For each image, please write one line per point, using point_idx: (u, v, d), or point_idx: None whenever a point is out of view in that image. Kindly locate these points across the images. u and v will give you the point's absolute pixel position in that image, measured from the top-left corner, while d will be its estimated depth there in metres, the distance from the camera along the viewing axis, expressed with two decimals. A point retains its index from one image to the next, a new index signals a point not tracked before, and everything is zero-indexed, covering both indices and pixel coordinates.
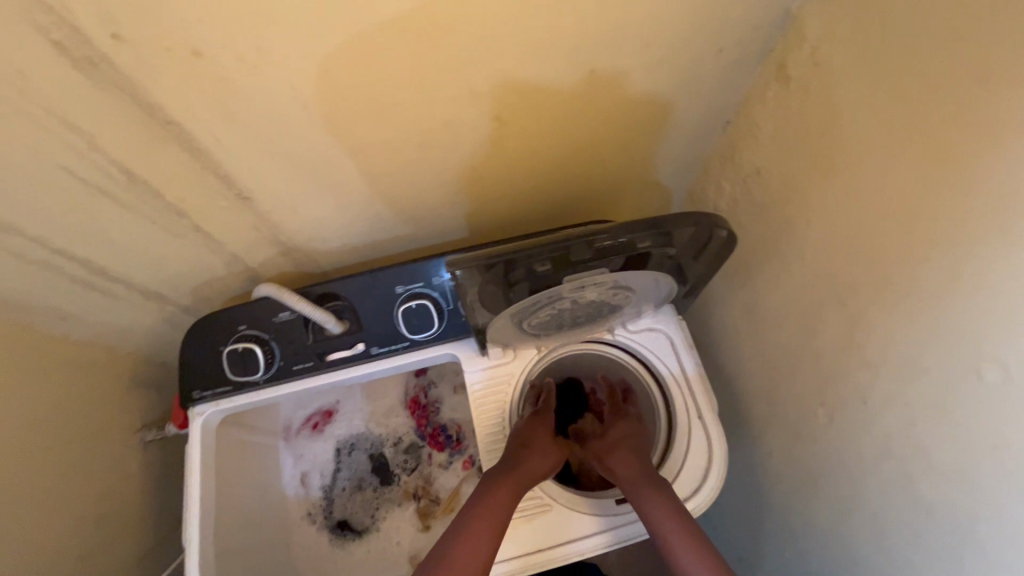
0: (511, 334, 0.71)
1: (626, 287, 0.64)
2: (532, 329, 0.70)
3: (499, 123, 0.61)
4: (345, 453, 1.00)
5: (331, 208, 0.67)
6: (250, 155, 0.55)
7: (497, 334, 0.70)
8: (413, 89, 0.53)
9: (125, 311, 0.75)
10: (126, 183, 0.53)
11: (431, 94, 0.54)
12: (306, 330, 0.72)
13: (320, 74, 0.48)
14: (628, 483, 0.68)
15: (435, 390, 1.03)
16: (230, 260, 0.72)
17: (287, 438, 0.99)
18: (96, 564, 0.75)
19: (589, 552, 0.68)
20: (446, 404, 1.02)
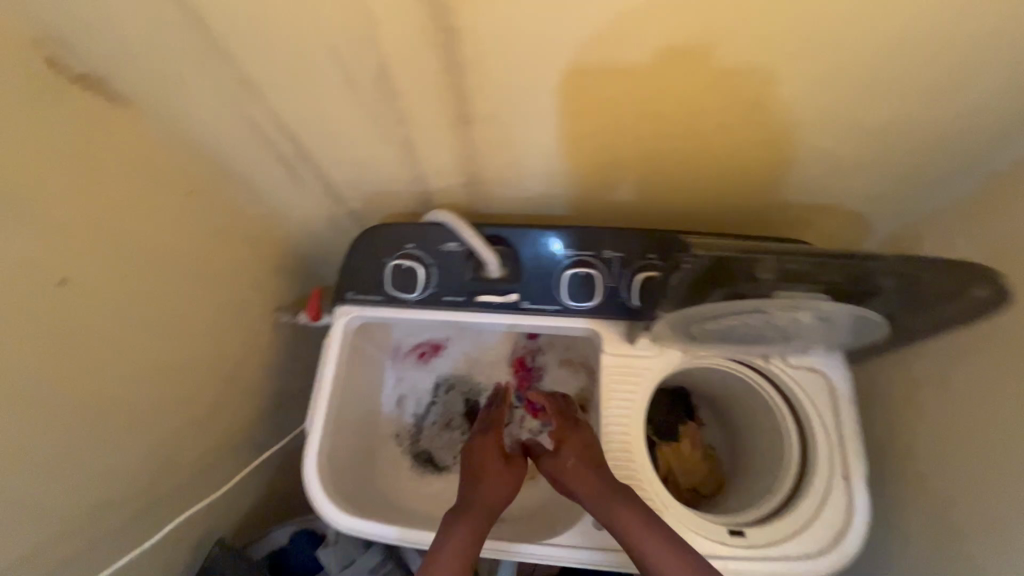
0: (671, 330, 0.67)
1: (823, 320, 0.59)
2: (695, 332, 0.67)
3: (747, 108, 0.55)
4: (443, 390, 1.02)
5: (531, 153, 0.65)
6: (496, 81, 0.54)
7: (658, 326, 0.67)
8: (684, 50, 0.49)
9: (304, 198, 0.78)
10: (373, 78, 0.53)
11: (700, 59, 0.50)
12: (467, 266, 0.72)
13: (607, 12, 0.45)
14: (595, 499, 0.64)
15: (543, 358, 1.02)
16: (414, 178, 0.72)
17: (394, 359, 1.02)
18: (219, 419, 0.81)
19: (563, 559, 0.68)
20: (551, 374, 1.01)
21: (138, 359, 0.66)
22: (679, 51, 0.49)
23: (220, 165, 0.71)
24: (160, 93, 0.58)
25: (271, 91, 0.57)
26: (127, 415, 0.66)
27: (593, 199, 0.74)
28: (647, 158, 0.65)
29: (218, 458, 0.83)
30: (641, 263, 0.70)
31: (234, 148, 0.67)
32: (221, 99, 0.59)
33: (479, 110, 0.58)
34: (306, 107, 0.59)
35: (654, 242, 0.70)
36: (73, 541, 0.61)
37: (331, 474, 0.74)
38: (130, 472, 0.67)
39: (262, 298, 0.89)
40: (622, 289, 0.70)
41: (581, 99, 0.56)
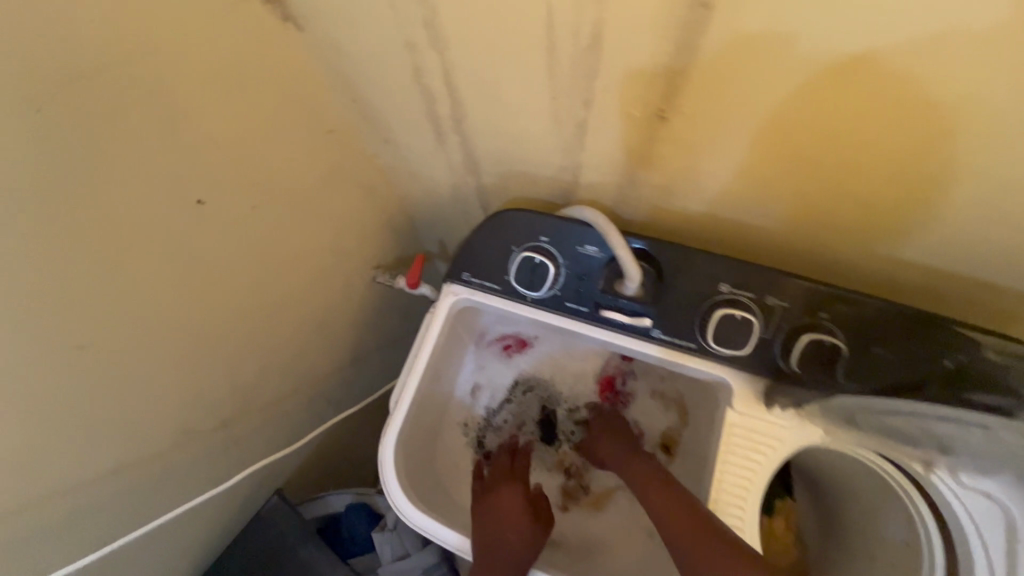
0: (851, 406, 0.57)
1: None
2: (882, 412, 0.55)
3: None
4: (521, 389, 0.94)
5: (717, 173, 0.55)
6: (718, 80, 0.43)
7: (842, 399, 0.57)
8: (995, 99, 0.37)
9: (439, 160, 0.71)
10: (578, 46, 0.45)
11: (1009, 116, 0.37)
12: (600, 275, 0.64)
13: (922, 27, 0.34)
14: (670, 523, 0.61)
15: (633, 382, 0.92)
16: (568, 167, 0.63)
17: (477, 344, 0.90)
18: (298, 363, 0.79)
19: None
20: (639, 403, 0.91)
21: (238, 293, 0.63)
22: (989, 101, 0.37)
23: (365, 109, 0.65)
24: (329, 18, 0.52)
25: (451, 39, 0.49)
26: (217, 349, 0.63)
27: (761, 239, 0.62)
28: (853, 210, 0.52)
29: (290, 406, 0.80)
30: (810, 320, 0.58)
31: (386, 94, 0.61)
32: (391, 38, 0.52)
33: (684, 109, 0.48)
34: (480, 64, 0.51)
35: (834, 299, 0.57)
36: (144, 466, 0.59)
37: (404, 464, 0.70)
38: (208, 406, 0.65)
39: (366, 253, 0.85)
40: (778, 345, 0.60)
41: (812, 124, 0.44)
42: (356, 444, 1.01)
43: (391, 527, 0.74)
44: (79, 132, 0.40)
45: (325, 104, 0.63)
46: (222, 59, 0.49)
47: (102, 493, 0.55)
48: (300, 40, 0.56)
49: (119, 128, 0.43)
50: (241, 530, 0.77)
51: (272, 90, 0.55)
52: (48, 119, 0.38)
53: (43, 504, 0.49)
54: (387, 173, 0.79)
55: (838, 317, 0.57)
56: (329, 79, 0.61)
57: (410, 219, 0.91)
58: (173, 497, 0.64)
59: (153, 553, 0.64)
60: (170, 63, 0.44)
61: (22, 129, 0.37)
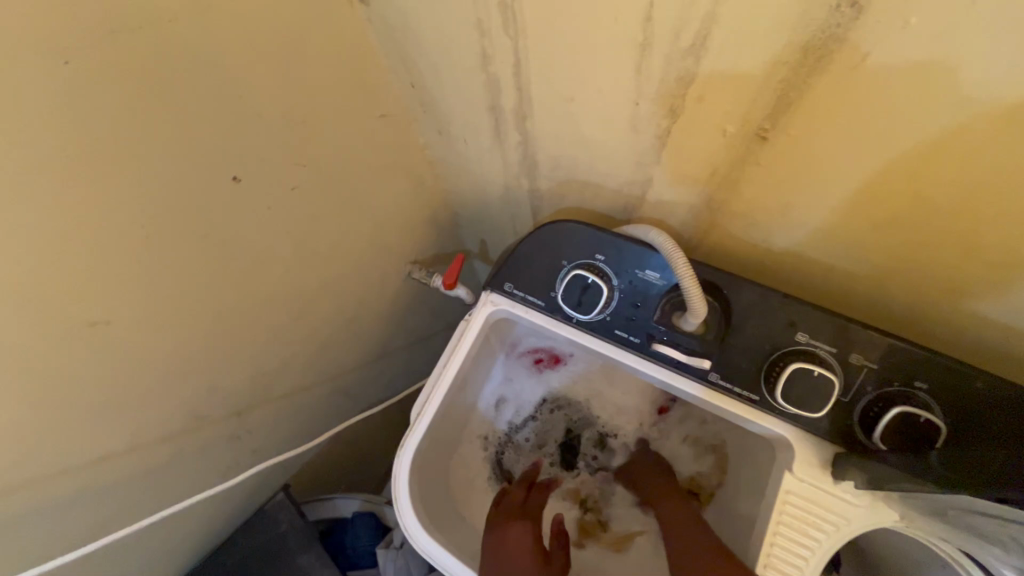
0: (927, 501, 0.49)
1: None
2: (959, 515, 0.47)
3: None
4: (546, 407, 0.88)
5: (813, 209, 0.47)
6: (846, 100, 0.36)
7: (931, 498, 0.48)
8: None
9: (494, 158, 0.66)
10: (676, 47, 0.38)
11: None
12: (657, 304, 0.58)
13: None
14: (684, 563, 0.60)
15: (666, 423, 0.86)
16: (637, 181, 0.57)
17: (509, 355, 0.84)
18: (321, 355, 0.75)
19: None
20: (668, 445, 0.86)
21: (268, 279, 0.60)
22: None
23: (424, 96, 0.60)
24: None
25: (530, 26, 0.43)
26: (240, 335, 0.60)
27: (853, 285, 0.54)
28: (984, 270, 0.43)
29: (309, 398, 0.77)
30: (901, 388, 0.50)
31: (448, 81, 0.55)
32: (461, 20, 0.46)
33: (792, 131, 0.41)
34: (558, 57, 0.45)
35: (934, 368, 0.49)
36: (152, 449, 0.56)
37: (419, 480, 0.66)
38: (224, 392, 0.62)
39: (405, 247, 0.80)
40: (858, 411, 0.52)
41: (959, 164, 0.36)
42: (372, 441, 0.97)
43: (396, 545, 0.69)
44: (115, 93, 0.37)
45: (381, 86, 0.59)
46: (277, 26, 0.44)
47: (106, 474, 0.52)
48: (364, 14, 0.51)
49: (159, 93, 0.39)
50: (245, 519, 0.74)
51: (327, 65, 0.51)
52: (81, 75, 0.34)
53: (42, 481, 0.47)
54: (436, 165, 0.74)
55: (938, 390, 0.49)
56: (388, 59, 0.56)
57: (454, 215, 0.86)
58: (180, 481, 0.61)
59: (154, 537, 0.62)
60: (221, 26, 0.40)
61: (52, 85, 0.33)
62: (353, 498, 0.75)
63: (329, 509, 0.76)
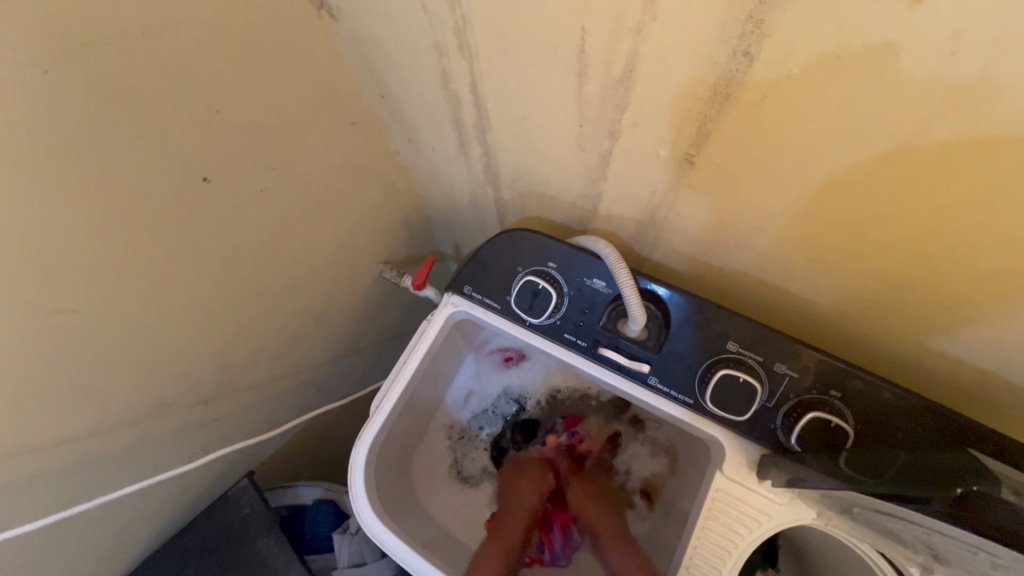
0: (838, 501, 0.52)
1: None
2: (864, 513, 0.51)
3: None
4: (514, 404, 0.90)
5: (739, 228, 0.52)
6: (756, 133, 0.40)
7: (836, 499, 0.52)
8: None
9: (460, 167, 0.69)
10: (608, 78, 0.42)
11: None
12: (603, 310, 0.62)
13: (979, 116, 0.31)
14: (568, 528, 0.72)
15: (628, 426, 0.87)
16: (588, 194, 0.60)
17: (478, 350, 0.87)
18: (290, 349, 0.78)
19: None
20: (631, 449, 0.86)
21: (237, 274, 0.63)
22: None
23: (393, 106, 0.63)
24: (364, 12, 0.50)
25: (483, 50, 0.47)
26: (208, 327, 0.63)
27: (782, 299, 0.58)
28: (889, 289, 0.48)
29: (277, 389, 0.80)
30: (817, 396, 0.54)
31: (415, 95, 0.59)
32: (422, 41, 0.50)
33: (715, 157, 0.45)
34: (510, 80, 0.49)
35: (846, 378, 0.53)
36: (118, 432, 0.59)
37: (377, 470, 0.69)
38: (191, 380, 0.65)
39: (376, 247, 0.83)
40: (779, 416, 0.56)
41: (856, 192, 0.41)
42: (340, 432, 1.01)
43: (353, 531, 0.73)
44: (88, 99, 0.40)
45: (352, 95, 0.62)
46: (248, 40, 0.48)
47: (71, 454, 0.55)
48: (335, 31, 0.54)
49: (131, 98, 0.42)
50: (209, 503, 0.77)
51: (298, 76, 0.54)
52: (57, 83, 0.37)
53: (9, 457, 0.49)
54: (408, 171, 0.78)
55: (848, 399, 0.53)
56: (358, 71, 0.60)
57: (426, 218, 0.89)
58: (144, 464, 0.64)
59: (117, 516, 0.65)
60: (193, 39, 0.44)
61: (29, 90, 0.36)
62: (315, 486, 0.79)
63: (291, 496, 0.79)
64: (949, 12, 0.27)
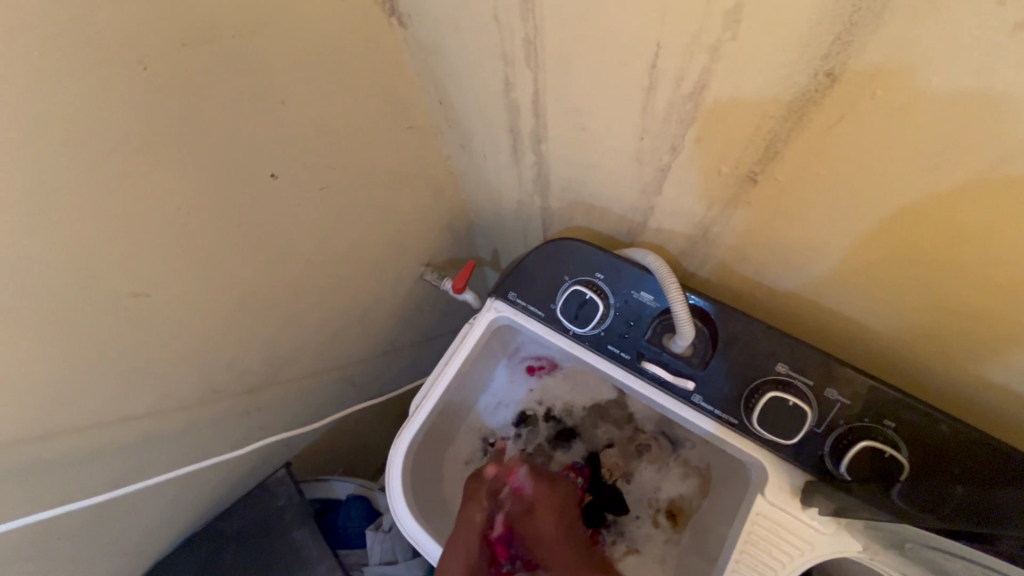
0: (888, 535, 0.51)
1: None
2: (916, 552, 0.49)
3: None
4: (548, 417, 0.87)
5: (796, 248, 0.51)
6: (829, 154, 0.40)
7: (886, 533, 0.50)
8: None
9: (510, 174, 0.70)
10: (675, 94, 0.43)
11: None
12: (649, 324, 0.61)
13: None
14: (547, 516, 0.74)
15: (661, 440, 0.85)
16: (641, 207, 0.60)
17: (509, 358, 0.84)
18: (332, 344, 0.80)
19: None
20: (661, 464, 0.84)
21: (291, 269, 0.65)
22: None
23: (450, 112, 0.65)
24: (434, 21, 0.51)
25: (550, 61, 0.48)
26: (260, 319, 0.65)
27: (836, 323, 0.57)
28: (956, 319, 0.46)
29: (317, 383, 0.82)
30: (870, 425, 0.53)
31: (473, 103, 0.60)
32: (488, 50, 0.51)
33: (780, 176, 0.44)
34: (574, 91, 0.49)
35: (900, 408, 0.52)
36: (170, 415, 0.61)
37: (413, 469, 0.70)
38: (240, 369, 0.67)
39: (421, 249, 0.85)
40: (828, 443, 0.55)
41: (930, 220, 0.40)
42: (371, 430, 1.02)
43: (385, 528, 0.74)
44: (178, 96, 0.42)
45: (413, 101, 0.64)
46: (324, 44, 0.49)
47: (127, 433, 0.57)
48: (402, 38, 0.56)
49: (214, 96, 0.44)
50: (245, 491, 0.79)
51: (365, 80, 0.56)
52: (153, 79, 0.40)
53: (73, 431, 0.52)
54: (457, 177, 0.79)
55: (903, 429, 0.52)
56: (420, 76, 0.61)
57: (470, 223, 0.90)
58: (191, 448, 0.66)
59: (163, 498, 0.67)
60: (275, 42, 0.45)
61: (128, 85, 0.39)
62: (349, 481, 0.80)
63: (325, 490, 0.81)
64: None
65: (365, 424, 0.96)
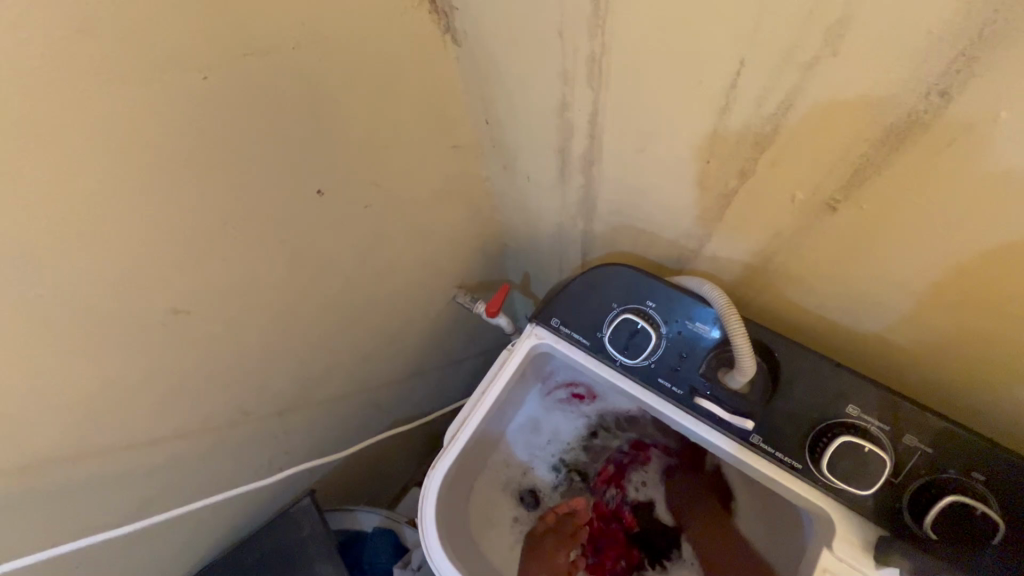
0: None
1: None
2: None
3: None
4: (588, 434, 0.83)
5: (871, 280, 0.47)
6: (923, 180, 0.37)
7: None
8: None
9: (554, 198, 0.68)
10: (753, 115, 0.40)
11: None
12: (703, 358, 0.58)
13: None
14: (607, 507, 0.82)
15: None
16: (696, 233, 0.58)
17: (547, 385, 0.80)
18: (361, 368, 0.77)
19: None
20: None
21: (329, 289, 0.63)
22: None
23: (497, 133, 0.63)
24: (493, 38, 0.50)
25: (615, 80, 0.46)
26: (294, 340, 0.63)
27: (914, 363, 0.52)
28: None
29: (343, 408, 0.79)
30: (955, 478, 0.48)
31: (524, 122, 0.58)
32: (547, 68, 0.49)
33: (865, 205, 0.41)
34: (636, 110, 0.47)
35: (994, 461, 0.47)
36: (199, 438, 0.59)
37: (445, 503, 0.66)
38: (270, 391, 0.64)
39: (454, 272, 0.82)
40: (907, 496, 0.50)
41: None
42: (394, 456, 0.98)
43: (413, 566, 0.70)
44: (237, 108, 0.41)
45: (459, 120, 0.62)
46: (380, 60, 0.48)
47: (157, 454, 0.55)
48: (455, 56, 0.55)
49: (270, 110, 0.43)
50: (266, 519, 0.76)
51: (415, 98, 0.54)
52: (212, 91, 0.39)
53: (104, 450, 0.50)
54: (495, 198, 0.77)
55: (994, 485, 0.47)
56: (469, 95, 0.60)
57: (504, 247, 0.88)
58: (217, 472, 0.63)
59: (185, 523, 0.64)
60: (334, 54, 0.44)
61: (189, 93, 0.37)
62: (375, 512, 0.77)
63: (351, 521, 0.78)
64: None
65: (389, 450, 0.93)
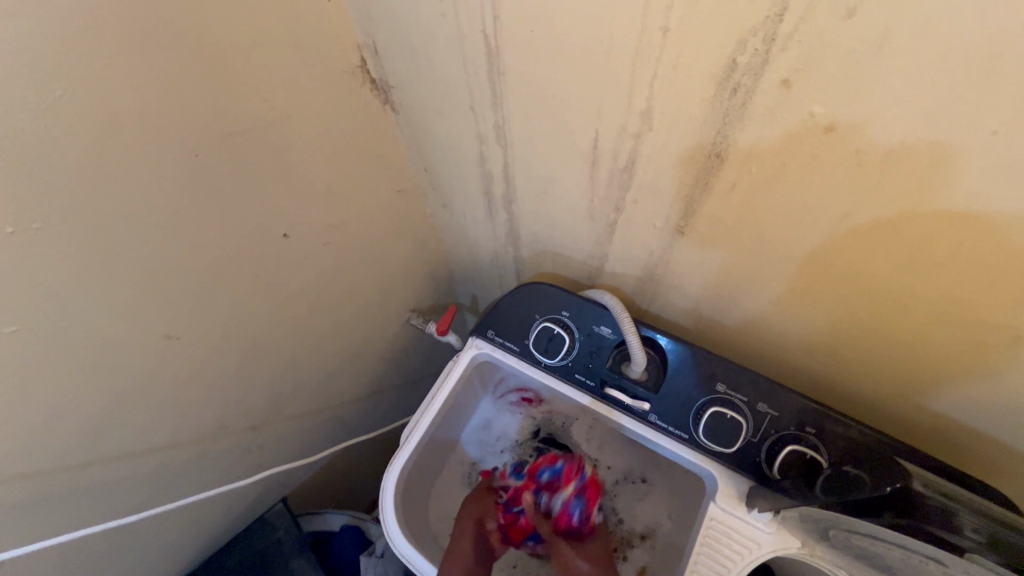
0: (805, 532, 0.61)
1: None
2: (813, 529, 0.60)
3: (983, 346, 0.48)
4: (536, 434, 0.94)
5: (721, 284, 0.62)
6: (728, 211, 0.52)
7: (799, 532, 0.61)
8: (940, 268, 0.44)
9: (486, 229, 0.81)
10: (614, 167, 0.55)
11: (957, 282, 0.45)
12: (609, 354, 0.72)
13: (877, 204, 0.43)
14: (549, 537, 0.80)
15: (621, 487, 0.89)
16: (597, 254, 0.72)
17: (495, 391, 0.91)
18: (325, 385, 0.87)
19: None
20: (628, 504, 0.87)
21: (296, 315, 0.73)
22: (934, 265, 0.45)
23: (434, 178, 0.76)
24: (423, 108, 0.63)
25: (518, 141, 0.60)
26: (265, 360, 0.73)
27: (765, 345, 0.68)
28: (848, 337, 0.58)
29: (310, 422, 0.88)
30: (795, 432, 0.63)
31: (453, 170, 0.72)
32: (465, 132, 0.63)
33: (700, 228, 0.56)
34: (536, 162, 0.61)
35: (816, 415, 0.62)
36: (184, 450, 0.67)
37: (404, 495, 0.76)
38: (245, 406, 0.74)
39: (406, 296, 0.94)
40: (763, 450, 0.64)
41: (809, 259, 0.52)
42: (360, 468, 1.07)
43: (378, 554, 0.81)
44: (220, 173, 0.52)
45: (401, 169, 0.75)
46: (332, 127, 0.61)
47: (150, 463, 0.64)
48: (394, 120, 0.68)
49: (245, 173, 0.55)
50: (243, 527, 0.86)
51: (362, 155, 0.67)
52: (201, 164, 0.50)
53: (106, 460, 0.58)
54: (437, 230, 0.89)
55: (820, 434, 0.62)
56: (408, 149, 0.73)
57: (450, 273, 1.00)
58: (199, 481, 0.72)
59: (171, 528, 0.72)
60: (295, 127, 0.56)
61: (183, 166, 0.49)
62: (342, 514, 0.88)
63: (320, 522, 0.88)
64: (848, 136, 0.39)
65: (354, 462, 1.02)
